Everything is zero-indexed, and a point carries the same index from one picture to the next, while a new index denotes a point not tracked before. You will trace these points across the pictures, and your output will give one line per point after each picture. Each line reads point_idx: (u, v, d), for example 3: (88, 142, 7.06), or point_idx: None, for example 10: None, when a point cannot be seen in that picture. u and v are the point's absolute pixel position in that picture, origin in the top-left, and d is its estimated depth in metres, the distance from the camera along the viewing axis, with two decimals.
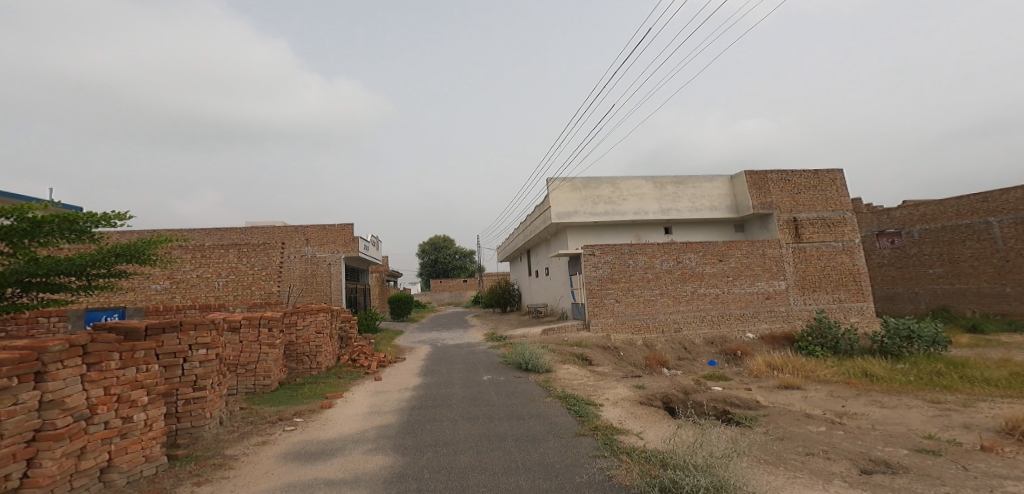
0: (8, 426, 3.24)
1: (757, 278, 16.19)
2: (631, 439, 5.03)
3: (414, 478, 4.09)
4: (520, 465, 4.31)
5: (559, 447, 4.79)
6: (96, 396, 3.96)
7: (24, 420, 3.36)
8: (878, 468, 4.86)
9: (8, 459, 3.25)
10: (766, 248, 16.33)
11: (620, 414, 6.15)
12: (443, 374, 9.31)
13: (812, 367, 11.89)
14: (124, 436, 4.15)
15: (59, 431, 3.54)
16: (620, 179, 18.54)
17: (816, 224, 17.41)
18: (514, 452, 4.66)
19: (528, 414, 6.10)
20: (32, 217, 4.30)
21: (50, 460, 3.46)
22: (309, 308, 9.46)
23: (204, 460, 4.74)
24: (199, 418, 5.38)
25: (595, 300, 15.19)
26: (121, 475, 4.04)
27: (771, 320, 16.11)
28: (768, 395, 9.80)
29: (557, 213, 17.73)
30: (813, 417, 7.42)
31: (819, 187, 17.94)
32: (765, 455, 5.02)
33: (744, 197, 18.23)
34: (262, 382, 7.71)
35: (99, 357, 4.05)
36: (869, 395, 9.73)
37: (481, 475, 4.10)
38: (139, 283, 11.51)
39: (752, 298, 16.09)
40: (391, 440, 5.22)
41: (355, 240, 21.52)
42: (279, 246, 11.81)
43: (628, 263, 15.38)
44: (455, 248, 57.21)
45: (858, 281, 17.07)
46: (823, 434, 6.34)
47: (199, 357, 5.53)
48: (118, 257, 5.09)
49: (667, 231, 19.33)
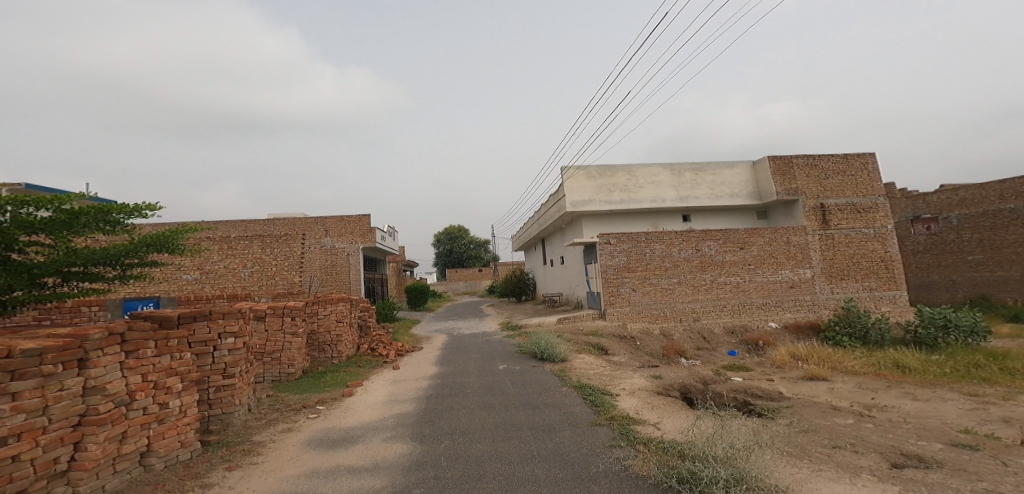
0: (55, 411, 3.40)
1: (780, 267, 15.85)
2: (649, 430, 5.00)
3: (432, 466, 4.15)
4: (537, 454, 4.34)
5: (575, 436, 4.80)
6: (135, 382, 4.10)
7: (70, 405, 3.52)
8: (910, 462, 4.75)
9: (57, 442, 3.41)
10: (791, 235, 15.94)
11: (637, 404, 6.12)
12: (459, 363, 9.39)
13: (840, 358, 11.64)
14: (161, 422, 4.31)
15: (102, 416, 3.69)
16: (637, 167, 18.27)
17: (845, 210, 16.93)
18: (530, 442, 4.69)
19: (544, 403, 6.13)
20: (68, 208, 4.38)
21: (95, 444, 3.61)
22: (329, 297, 9.61)
23: (234, 446, 4.91)
24: (229, 405, 5.56)
25: (611, 289, 15.08)
26: (159, 459, 4.21)
27: (795, 309, 15.81)
28: (792, 386, 9.61)
29: (572, 201, 17.55)
30: (840, 410, 7.27)
31: (849, 171, 17.38)
32: (789, 447, 4.94)
33: (768, 183, 17.85)
34: (287, 370, 7.92)
35: (137, 344, 4.21)
36: (902, 387, 9.48)
37: (497, 464, 4.15)
38: (171, 273, 11.86)
39: (775, 287, 15.78)
40: (410, 427, 5.32)
41: (373, 230, 21.77)
42: (300, 237, 12.00)
43: (645, 252, 15.21)
44: (470, 237, 57.40)
45: (891, 269, 16.59)
46: (851, 427, 6.21)
47: (228, 345, 5.69)
48: (149, 248, 5.14)
49: (685, 219, 19.01)
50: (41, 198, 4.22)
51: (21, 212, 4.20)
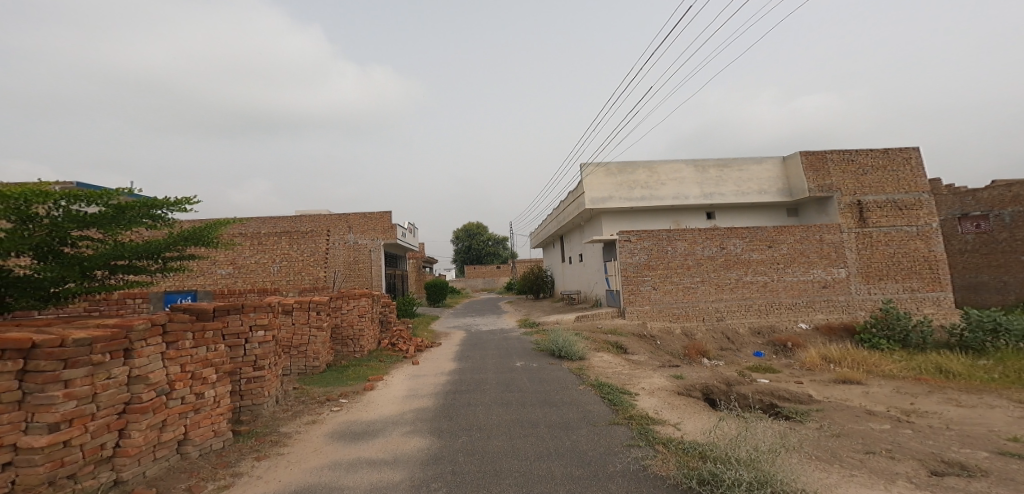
0: (103, 398, 3.57)
1: (812, 266, 15.40)
2: (669, 430, 4.94)
3: (450, 461, 4.19)
4: (553, 452, 4.33)
5: (592, 435, 4.77)
6: (174, 372, 4.27)
7: (116, 394, 3.69)
8: (952, 470, 4.56)
9: (104, 429, 3.57)
10: (825, 233, 15.45)
11: (657, 404, 6.05)
12: (478, 360, 9.44)
13: (876, 361, 11.27)
14: (197, 411, 4.46)
15: (145, 405, 3.86)
16: (658, 163, 18.00)
17: (885, 207, 16.33)
18: (547, 439, 4.69)
19: (561, 401, 6.11)
20: (116, 203, 4.52)
21: (138, 431, 3.77)
22: (353, 292, 9.80)
23: (263, 436, 5.05)
24: (259, 396, 5.72)
25: (631, 287, 14.93)
26: (195, 448, 4.36)
27: (828, 310, 15.35)
28: (823, 389, 9.34)
29: (591, 198, 17.41)
30: (876, 414, 7.03)
31: (890, 166, 16.72)
32: (819, 451, 4.81)
33: (800, 180, 17.41)
34: (312, 363, 8.10)
35: (176, 336, 4.38)
36: (944, 392, 9.11)
37: (513, 461, 4.16)
38: (207, 268, 12.29)
39: (805, 287, 15.34)
40: (428, 422, 5.38)
41: (394, 227, 22.07)
42: (326, 233, 12.24)
43: (667, 250, 14.98)
44: (490, 234, 57.54)
45: (935, 269, 15.90)
46: (887, 432, 5.99)
47: (259, 337, 5.86)
48: (188, 241, 5.29)
49: (709, 216, 18.64)
50: (90, 194, 4.37)
51: (70, 207, 4.35)
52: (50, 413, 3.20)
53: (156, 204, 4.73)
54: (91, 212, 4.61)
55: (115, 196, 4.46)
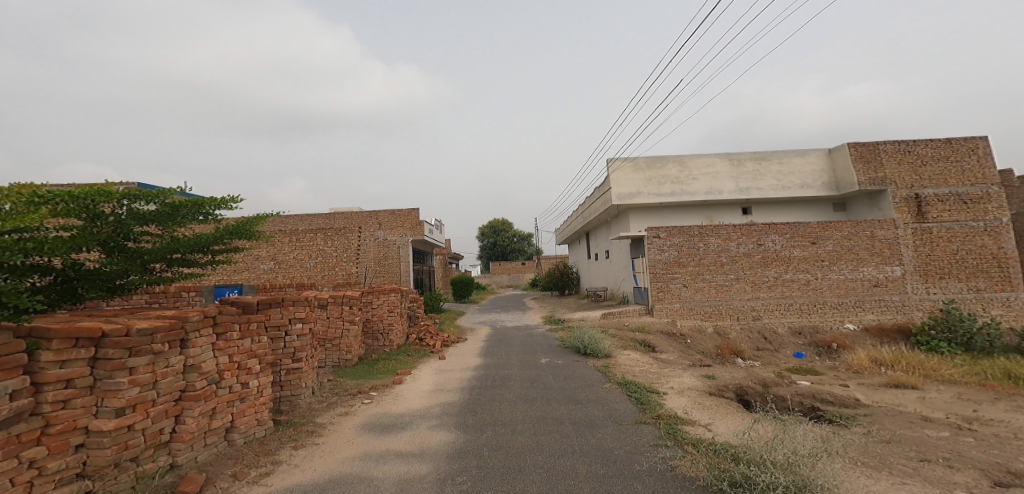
0: (161, 385, 3.80)
1: (862, 263, 14.69)
2: (699, 431, 4.82)
3: (475, 455, 4.24)
4: (577, 449, 4.31)
5: (619, 433, 4.71)
6: (223, 362, 4.49)
7: (173, 381, 3.91)
8: (1016, 481, 4.26)
9: (162, 415, 3.80)
10: (877, 229, 14.69)
11: (686, 404, 5.92)
12: (503, 355, 9.49)
13: (935, 366, 10.64)
14: (243, 400, 4.68)
15: (197, 393, 4.09)
16: (690, 158, 17.57)
17: (947, 201, 15.40)
18: (571, 436, 4.67)
19: (586, 398, 6.07)
20: (171, 202, 4.76)
21: (191, 418, 3.99)
22: (382, 288, 10.05)
23: (300, 426, 5.24)
24: (297, 387, 5.94)
25: (659, 285, 14.64)
26: (240, 435, 4.57)
27: (879, 310, 14.61)
28: (872, 393, 8.91)
29: (618, 194, 17.01)
30: (932, 421, 6.64)
31: (954, 157, 15.76)
32: (866, 458, 4.58)
33: (849, 173, 16.67)
34: (345, 356, 8.35)
35: (226, 327, 4.61)
36: (1011, 400, 8.50)
37: (537, 457, 4.16)
38: (249, 263, 12.87)
39: (855, 285, 14.65)
40: (454, 417, 5.45)
41: (422, 224, 22.41)
42: (358, 230, 12.55)
43: (699, 247, 14.60)
44: (516, 231, 57.57)
45: (1004, 267, 14.81)
46: (944, 440, 5.66)
47: (297, 330, 6.07)
48: (234, 236, 5.51)
49: (745, 212, 18.03)
50: (148, 193, 4.60)
51: (132, 206, 4.64)
52: (117, 399, 3.42)
53: (209, 202, 5.00)
54: (148, 210, 4.88)
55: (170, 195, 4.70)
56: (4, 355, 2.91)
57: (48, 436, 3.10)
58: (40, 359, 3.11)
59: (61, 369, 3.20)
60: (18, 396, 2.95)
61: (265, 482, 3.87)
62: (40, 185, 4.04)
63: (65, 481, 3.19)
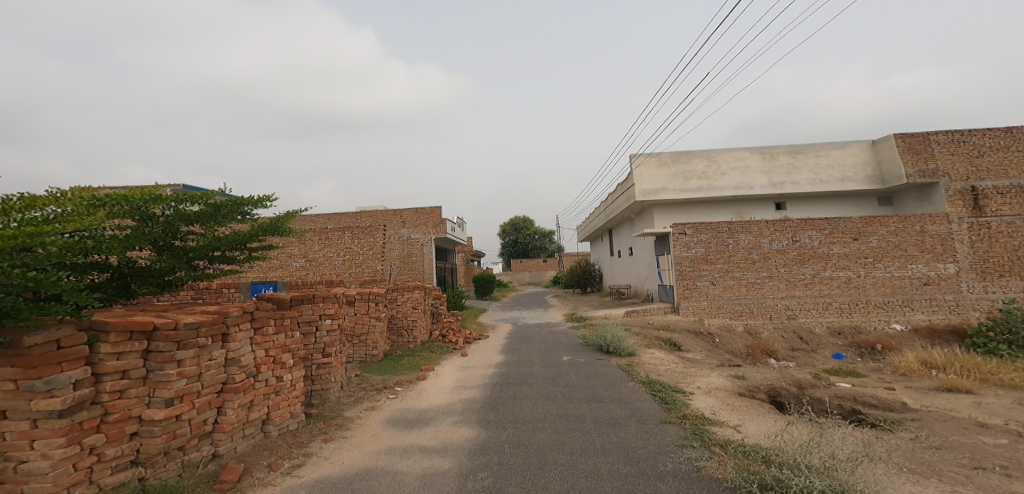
0: (206, 377, 3.98)
1: (912, 260, 13.99)
2: (727, 432, 4.69)
3: (496, 452, 4.26)
4: (599, 448, 4.27)
5: (642, 433, 4.64)
6: (260, 356, 4.66)
7: (216, 374, 4.09)
8: None
9: (206, 406, 3.98)
10: (928, 224, 13.97)
11: (714, 404, 5.77)
12: (524, 353, 9.49)
13: (993, 370, 10.01)
14: (278, 394, 4.85)
15: (238, 385, 4.26)
16: (718, 152, 17.09)
17: (1007, 194, 14.50)
18: (592, 435, 4.63)
19: (609, 397, 6.00)
20: (213, 202, 4.97)
21: (231, 409, 4.17)
22: (406, 285, 10.21)
23: (330, 419, 5.40)
24: (327, 381, 6.11)
25: (686, 282, 14.31)
26: (275, 427, 4.74)
27: (931, 310, 13.87)
28: (921, 397, 8.46)
29: (642, 190, 16.77)
30: (987, 427, 6.27)
31: (1015, 146, 14.84)
32: (912, 464, 4.36)
33: (895, 165, 15.92)
34: (371, 352, 8.53)
35: (263, 322, 4.78)
36: None
37: (558, 455, 4.15)
38: (282, 261, 13.32)
39: (904, 283, 13.96)
40: (476, 413, 5.49)
41: (445, 222, 22.63)
42: (383, 228, 12.78)
43: (729, 244, 14.19)
44: (537, 228, 57.52)
45: None
46: (999, 447, 5.34)
47: (327, 326, 6.24)
48: (270, 233, 5.71)
49: (779, 207, 17.41)
50: (192, 194, 4.82)
51: (178, 207, 4.88)
52: (167, 389, 3.62)
53: (246, 201, 5.19)
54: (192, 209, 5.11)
55: (211, 196, 4.91)
56: (67, 347, 3.10)
57: (106, 424, 3.29)
58: (99, 351, 3.30)
59: (118, 361, 3.40)
60: (81, 386, 3.15)
61: (298, 473, 4.00)
62: (98, 189, 4.32)
63: (120, 467, 3.38)
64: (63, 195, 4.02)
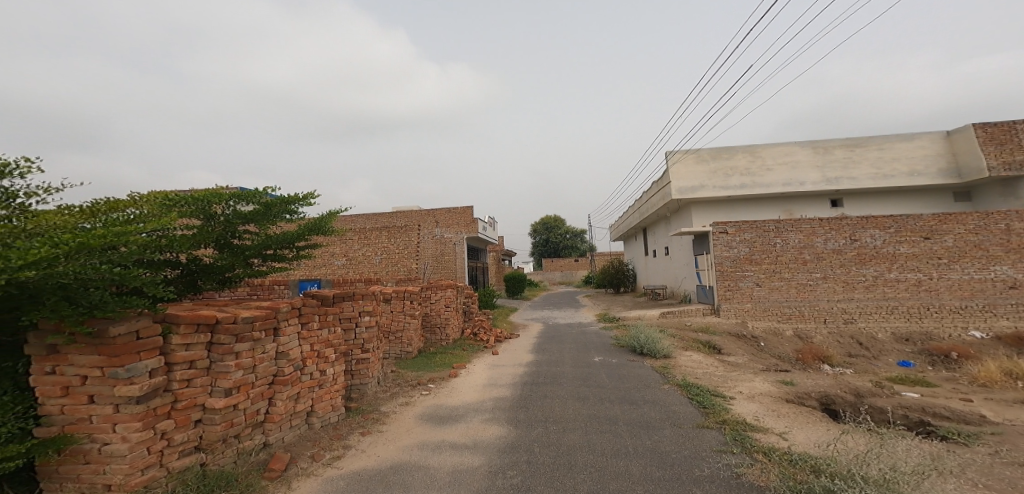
0: (260, 369, 4.23)
1: (994, 261, 12.86)
2: (771, 439, 4.47)
3: (525, 450, 4.25)
4: (631, 450, 4.19)
5: (677, 437, 4.50)
6: (306, 350, 4.89)
7: (268, 367, 4.33)
8: None
9: (259, 397, 4.22)
10: (1012, 221, 12.80)
11: (757, 410, 5.51)
12: (555, 353, 9.42)
13: None
14: (321, 387, 5.07)
15: (286, 378, 4.49)
16: (763, 147, 16.27)
17: None
18: (624, 437, 4.53)
19: (642, 399, 5.86)
20: (264, 201, 5.24)
21: (280, 401, 4.40)
22: (440, 283, 10.40)
23: (368, 413, 5.58)
24: (364, 376, 6.31)
25: (728, 283, 13.72)
26: (318, 419, 4.95)
27: (1017, 316, 12.70)
28: (1001, 411, 7.71)
29: (677, 188, 16.08)
30: None
31: None
32: (986, 479, 4.02)
33: (974, 157, 14.83)
34: (406, 349, 8.74)
35: (308, 318, 5.01)
36: None
37: (588, 455, 4.10)
38: (325, 259, 13.87)
39: (984, 286, 12.85)
40: (506, 411, 5.51)
41: (477, 221, 22.79)
42: (417, 228, 13.06)
43: (777, 243, 13.50)
44: (568, 227, 57.05)
45: None
46: None
47: (365, 322, 6.46)
48: (315, 231, 5.93)
49: (835, 204, 16.36)
50: (246, 194, 5.12)
51: (235, 207, 5.18)
52: (226, 380, 3.86)
53: (294, 199, 5.47)
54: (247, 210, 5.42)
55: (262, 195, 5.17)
56: (145, 338, 3.38)
57: (176, 411, 3.56)
58: (171, 342, 3.58)
59: (187, 351, 3.67)
60: (155, 374, 3.43)
61: (338, 464, 4.17)
62: (168, 191, 4.70)
63: (185, 452, 3.63)
64: (140, 199, 4.35)
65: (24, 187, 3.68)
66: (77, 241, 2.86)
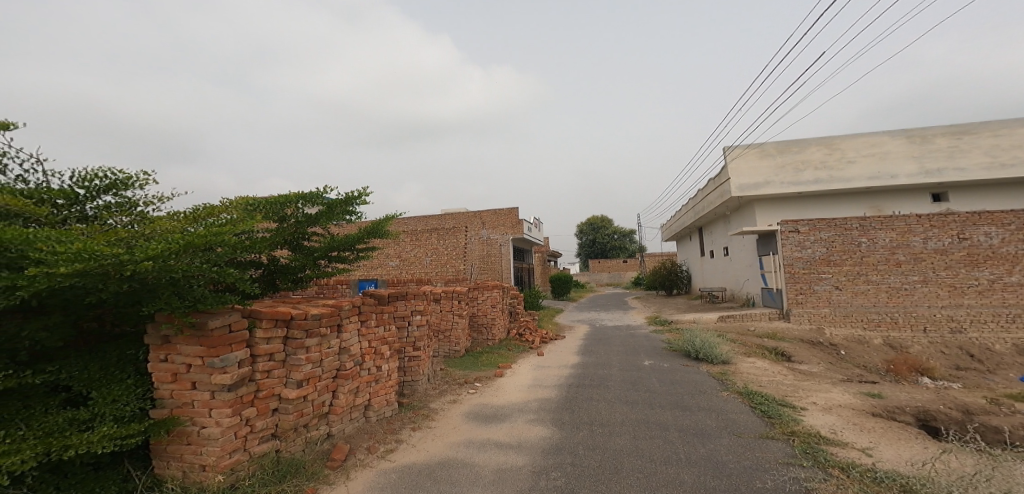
0: (326, 363, 4.51)
1: None
2: (851, 454, 4.08)
3: (569, 452, 4.19)
4: (683, 457, 4.00)
5: (736, 446, 4.23)
6: (365, 347, 5.14)
7: (332, 361, 4.61)
8: None
9: (325, 389, 4.51)
10: None
11: (835, 423, 5.04)
12: (602, 355, 9.19)
13: None
14: (377, 382, 5.31)
15: (348, 372, 4.75)
16: (844, 139, 14.89)
17: None
18: (675, 443, 4.33)
19: (697, 406, 5.56)
20: (327, 202, 5.60)
21: (342, 394, 4.66)
22: (486, 284, 10.52)
23: (418, 409, 5.75)
24: (415, 373, 6.51)
25: (800, 286, 12.62)
26: (374, 413, 5.18)
27: None
28: None
29: (738, 185, 15.10)
30: None
31: None
32: None
33: None
34: (454, 348, 8.90)
35: (367, 316, 5.28)
36: None
37: (636, 461, 3.96)
38: (379, 260, 14.45)
39: None
40: (551, 412, 5.46)
41: (522, 222, 22.55)
42: (464, 230, 13.36)
43: (862, 243, 12.30)
44: (615, 227, 55.45)
45: None
46: None
47: (417, 321, 6.67)
48: (374, 232, 6.20)
49: (937, 199, 14.64)
50: (312, 197, 5.50)
51: (304, 211, 5.59)
52: (299, 372, 4.17)
53: (353, 200, 5.74)
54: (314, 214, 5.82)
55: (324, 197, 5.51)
56: (235, 331, 3.74)
57: (258, 399, 3.89)
58: (256, 336, 3.92)
59: (267, 344, 4.00)
60: (243, 365, 3.78)
61: (390, 457, 4.35)
62: (249, 197, 5.21)
63: (264, 437, 3.96)
64: (228, 205, 4.83)
65: (144, 197, 4.28)
66: (191, 241, 3.27)
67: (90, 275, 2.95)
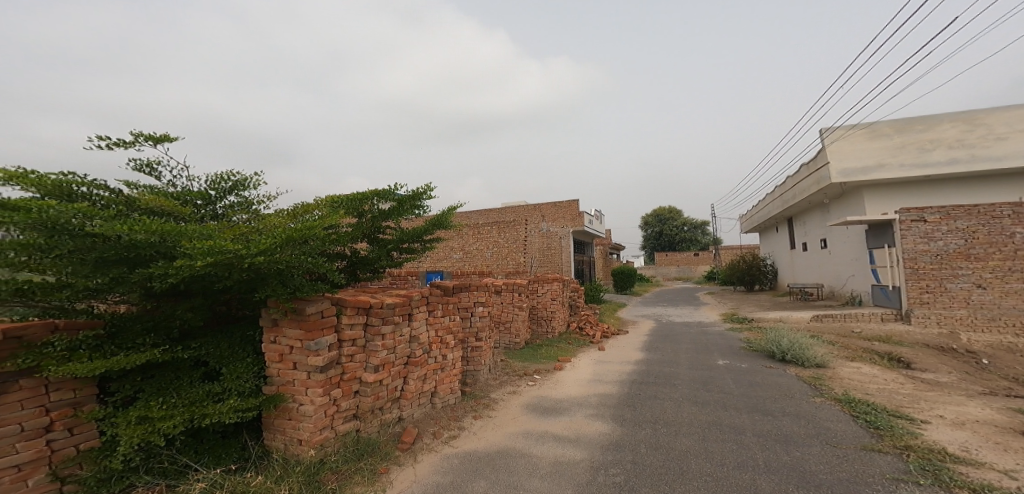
0: (398, 350, 4.77)
1: None
2: (987, 476, 3.47)
3: (631, 450, 4.04)
4: (759, 463, 3.69)
5: (829, 457, 3.81)
6: (432, 336, 5.36)
7: (403, 348, 4.87)
8: None
9: (398, 375, 4.78)
10: None
11: (970, 440, 4.31)
12: (669, 352, 8.73)
13: None
14: (443, 370, 5.50)
15: (417, 359, 4.99)
16: (991, 112, 12.61)
17: None
18: (751, 449, 4.00)
19: (780, 411, 5.08)
20: (398, 198, 5.89)
21: (411, 379, 4.90)
22: (546, 277, 10.46)
23: (479, 398, 5.88)
24: (478, 363, 6.65)
25: (930, 283, 10.98)
26: (438, 399, 5.38)
27: None
28: None
29: (840, 170, 13.51)
30: None
31: None
32: None
33: None
34: (515, 340, 8.96)
35: (433, 306, 5.49)
36: None
37: (705, 463, 3.73)
38: (444, 253, 14.92)
39: None
40: (612, 409, 5.30)
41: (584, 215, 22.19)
42: (524, 222, 13.42)
43: (1016, 233, 10.57)
44: (684, 219, 52.22)
45: None
46: None
47: (480, 312, 6.82)
48: (439, 224, 6.42)
49: None
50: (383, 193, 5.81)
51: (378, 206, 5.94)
52: (376, 357, 4.47)
53: (421, 196, 5.95)
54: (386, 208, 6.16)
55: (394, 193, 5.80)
56: (325, 317, 4.08)
57: (343, 381, 4.22)
58: (341, 321, 4.24)
59: (350, 330, 4.31)
60: (332, 348, 4.11)
61: (453, 443, 4.50)
62: (331, 195, 5.65)
63: (346, 417, 4.29)
64: (319, 203, 5.28)
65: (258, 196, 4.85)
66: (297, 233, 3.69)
67: (221, 265, 3.37)
